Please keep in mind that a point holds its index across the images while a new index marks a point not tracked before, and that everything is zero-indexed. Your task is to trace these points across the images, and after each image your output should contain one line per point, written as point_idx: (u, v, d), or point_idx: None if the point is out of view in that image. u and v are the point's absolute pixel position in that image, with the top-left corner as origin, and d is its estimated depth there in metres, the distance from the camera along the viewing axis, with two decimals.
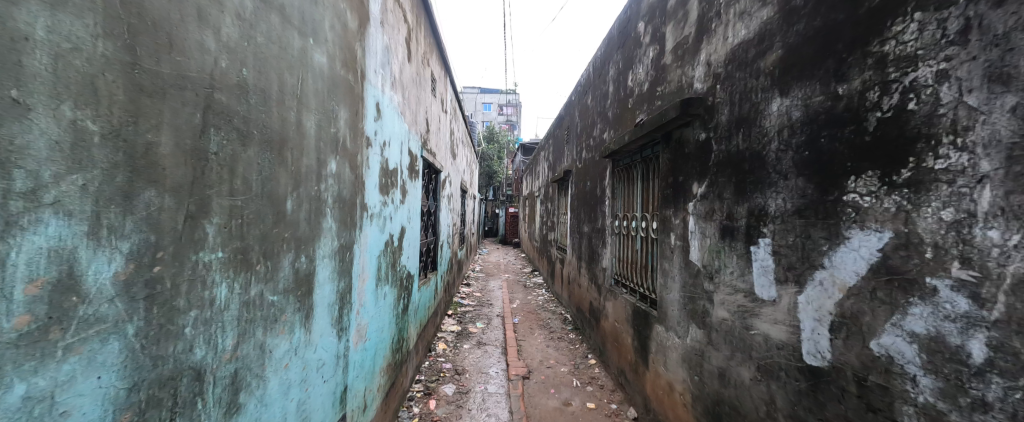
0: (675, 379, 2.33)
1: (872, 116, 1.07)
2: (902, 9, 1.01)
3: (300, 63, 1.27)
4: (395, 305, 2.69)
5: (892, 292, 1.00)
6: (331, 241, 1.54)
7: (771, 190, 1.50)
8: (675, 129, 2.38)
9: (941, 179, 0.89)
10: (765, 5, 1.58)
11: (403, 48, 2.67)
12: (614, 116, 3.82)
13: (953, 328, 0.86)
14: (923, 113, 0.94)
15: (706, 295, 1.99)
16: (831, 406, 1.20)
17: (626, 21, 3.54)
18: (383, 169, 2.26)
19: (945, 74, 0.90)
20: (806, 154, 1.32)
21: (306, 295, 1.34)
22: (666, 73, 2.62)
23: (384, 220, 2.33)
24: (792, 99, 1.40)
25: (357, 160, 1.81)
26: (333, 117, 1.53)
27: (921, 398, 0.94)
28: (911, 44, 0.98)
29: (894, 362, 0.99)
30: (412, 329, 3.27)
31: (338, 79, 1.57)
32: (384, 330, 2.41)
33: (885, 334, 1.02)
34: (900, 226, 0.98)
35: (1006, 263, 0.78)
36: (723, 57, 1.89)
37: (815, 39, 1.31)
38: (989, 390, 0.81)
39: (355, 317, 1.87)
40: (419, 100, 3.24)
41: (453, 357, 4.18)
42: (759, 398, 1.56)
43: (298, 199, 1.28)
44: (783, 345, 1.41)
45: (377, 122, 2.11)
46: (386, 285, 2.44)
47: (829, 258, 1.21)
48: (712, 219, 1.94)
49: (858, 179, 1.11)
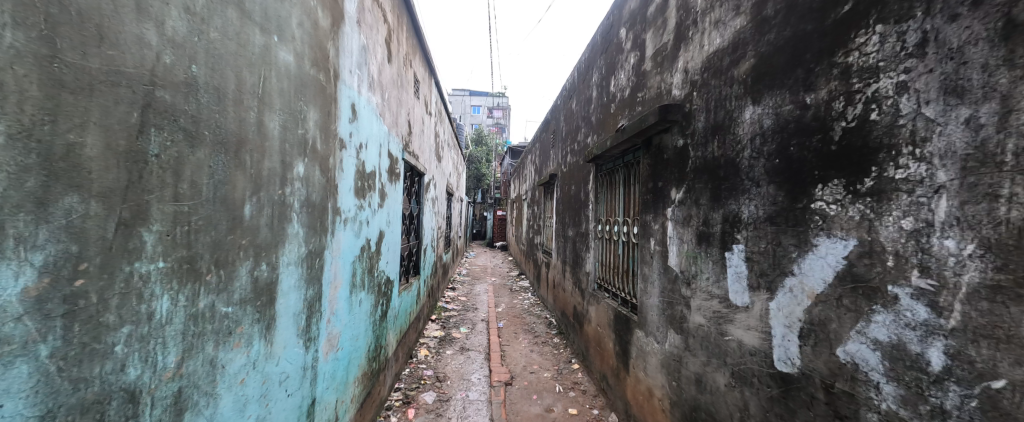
0: (654, 384, 2.34)
1: (838, 126, 1.09)
2: (865, 22, 1.03)
3: (262, 61, 1.21)
4: (373, 312, 2.60)
5: (858, 300, 1.01)
6: (298, 247, 1.47)
7: (744, 196, 1.51)
8: (655, 135, 2.40)
9: (900, 188, 0.91)
10: (740, 14, 1.60)
11: (382, 48, 2.62)
12: (597, 121, 3.84)
13: (913, 336, 0.87)
14: (884, 124, 0.95)
15: (683, 300, 2.00)
16: (801, 413, 1.21)
17: (609, 26, 3.57)
18: (359, 172, 2.20)
19: (902, 85, 0.92)
20: (777, 162, 1.34)
21: (266, 305, 1.27)
22: (646, 80, 2.64)
23: (360, 225, 2.26)
24: (764, 107, 1.42)
25: (329, 162, 1.74)
26: (301, 118, 1.47)
27: (884, 406, 0.94)
28: (873, 56, 1.00)
29: (859, 369, 1.00)
30: (391, 336, 3.17)
31: (307, 78, 1.51)
32: (359, 338, 2.33)
33: (850, 341, 1.02)
34: (864, 235, 0.99)
35: (962, 273, 0.79)
36: (700, 64, 1.91)
37: (785, 49, 1.33)
38: (948, 398, 0.81)
39: (325, 326, 1.79)
40: (400, 101, 3.18)
41: (434, 363, 4.09)
42: (733, 404, 1.56)
43: (258, 204, 1.22)
44: (756, 351, 1.42)
45: (353, 124, 2.05)
46: (362, 292, 2.36)
47: (799, 265, 1.22)
48: (689, 225, 1.96)
49: (825, 187, 1.12)
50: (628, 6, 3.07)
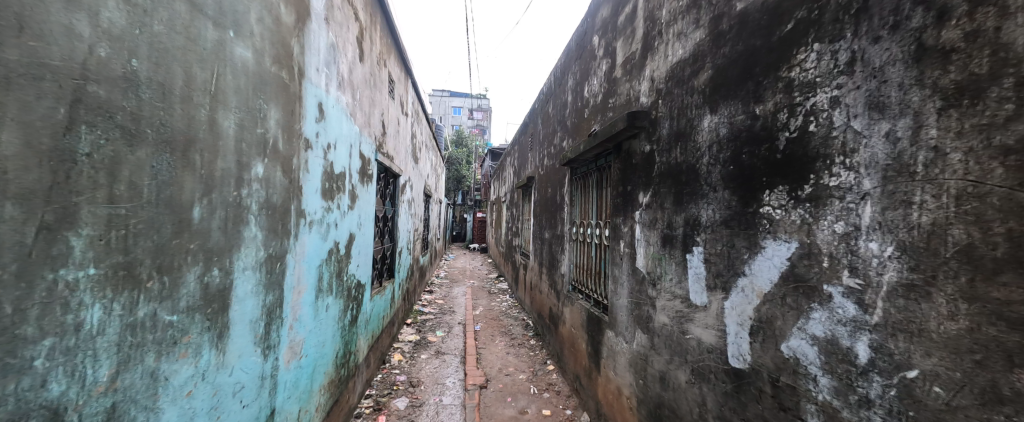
0: (623, 383, 2.39)
1: (783, 136, 1.17)
2: (805, 40, 1.11)
3: (215, 57, 1.17)
4: (342, 317, 2.52)
5: (799, 298, 1.08)
6: (256, 251, 1.41)
7: (703, 201, 1.58)
8: (625, 140, 2.47)
9: (833, 194, 0.98)
10: (700, 27, 1.68)
11: (353, 46, 2.55)
12: (572, 125, 3.91)
13: (845, 331, 0.93)
14: (821, 135, 1.03)
15: (649, 301, 2.07)
16: (751, 406, 1.27)
17: (583, 33, 3.65)
18: (327, 173, 2.13)
19: (834, 99, 0.99)
20: (731, 168, 1.41)
21: (218, 312, 1.22)
22: (617, 87, 2.71)
23: (328, 227, 2.19)
24: (720, 116, 1.49)
25: (293, 163, 1.68)
26: (260, 117, 1.41)
27: (820, 397, 1.01)
28: (811, 72, 1.07)
29: (800, 363, 1.07)
30: (361, 342, 3.08)
31: (267, 75, 1.46)
32: (326, 345, 2.25)
33: (792, 336, 1.10)
34: (804, 238, 1.06)
35: (883, 272, 0.85)
36: (665, 73, 1.99)
37: (738, 62, 1.41)
38: (871, 388, 0.87)
39: (287, 333, 1.72)
40: (373, 101, 3.11)
41: (408, 368, 4.01)
42: (693, 400, 1.63)
43: (210, 206, 1.17)
44: (713, 348, 1.49)
45: (320, 123, 1.98)
46: (330, 297, 2.29)
47: (750, 266, 1.29)
48: (655, 227, 2.03)
49: (772, 193, 1.20)
50: (601, 14, 3.15)
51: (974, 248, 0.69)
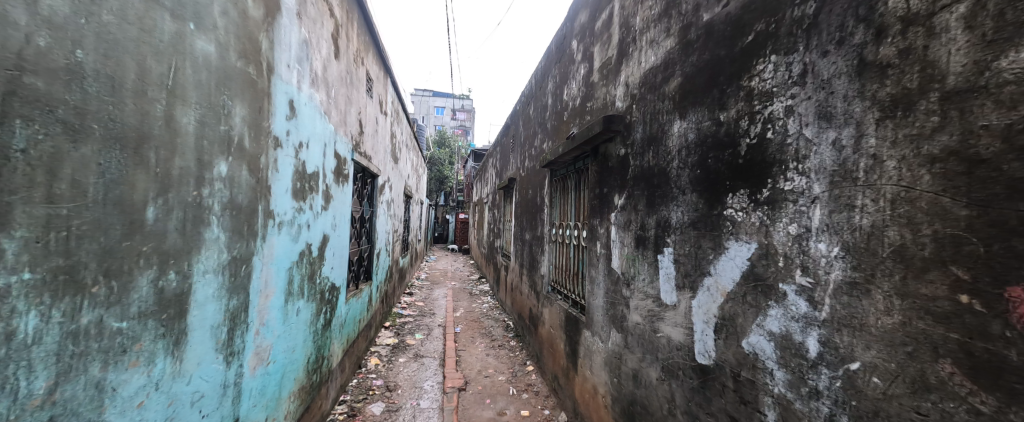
0: (599, 382, 2.43)
1: (743, 142, 1.23)
2: (763, 52, 1.17)
3: (172, 50, 1.13)
4: (314, 321, 2.44)
5: (758, 296, 1.14)
6: (218, 253, 1.36)
7: (673, 203, 1.64)
8: (602, 143, 2.52)
9: (787, 198, 1.04)
10: (670, 36, 1.74)
11: (327, 42, 2.48)
12: (552, 128, 3.94)
13: (797, 326, 0.99)
14: (777, 142, 1.09)
15: (624, 301, 2.11)
16: (714, 401, 1.33)
17: (562, 37, 3.70)
18: (298, 172, 2.06)
19: (788, 108, 1.05)
20: (698, 172, 1.47)
21: (175, 317, 1.17)
22: (594, 91, 2.77)
23: (299, 229, 2.12)
24: (688, 122, 1.55)
25: (260, 162, 1.62)
26: (225, 114, 1.36)
27: (776, 390, 1.06)
28: (769, 82, 1.13)
29: (758, 358, 1.12)
30: (335, 346, 2.99)
31: (233, 70, 1.41)
32: (296, 350, 2.17)
33: (752, 333, 1.15)
34: (762, 239, 1.12)
35: (831, 271, 0.90)
36: (639, 79, 2.05)
37: (704, 71, 1.47)
38: (820, 380, 0.92)
39: (252, 338, 1.65)
40: (349, 99, 3.03)
41: (385, 372, 3.93)
42: (663, 396, 1.68)
43: (165, 207, 1.13)
44: (681, 346, 1.55)
45: (291, 121, 1.92)
46: (301, 300, 2.21)
47: (715, 266, 1.35)
48: (629, 229, 2.08)
49: (735, 196, 1.26)
50: (579, 19, 3.21)
51: (906, 249, 0.74)
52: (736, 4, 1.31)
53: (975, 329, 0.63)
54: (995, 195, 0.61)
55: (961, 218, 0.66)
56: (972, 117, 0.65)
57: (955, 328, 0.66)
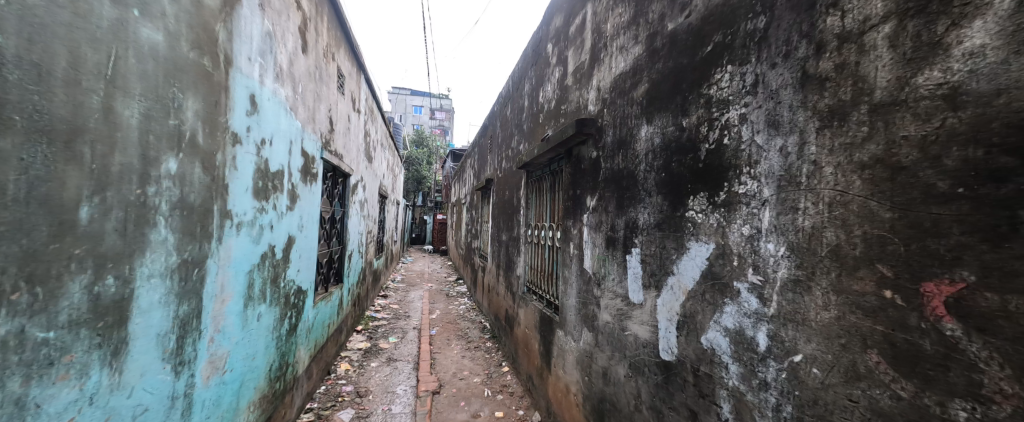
0: (571, 380, 2.47)
1: (703, 147, 1.29)
2: (720, 62, 1.23)
3: (113, 38, 1.07)
4: (278, 326, 2.33)
5: (715, 294, 1.19)
6: (166, 256, 1.28)
7: (641, 205, 1.69)
8: (575, 146, 2.56)
9: (741, 201, 1.10)
10: (638, 43, 1.80)
11: (294, 35, 2.38)
12: (528, 129, 3.97)
13: (749, 322, 1.04)
14: (732, 148, 1.15)
15: (595, 300, 2.16)
16: (676, 395, 1.38)
17: (538, 40, 3.74)
18: (260, 170, 1.96)
19: (742, 116, 1.11)
20: (663, 175, 1.53)
21: (113, 326, 1.11)
22: (568, 94, 2.81)
23: (261, 230, 2.01)
24: (654, 127, 1.61)
25: (216, 159, 1.53)
26: (174, 108, 1.29)
27: (730, 383, 1.11)
28: (726, 91, 1.19)
29: (714, 353, 1.18)
30: (302, 352, 2.87)
31: (185, 62, 1.33)
32: (257, 357, 2.06)
33: (709, 329, 1.21)
34: (720, 239, 1.18)
35: (778, 269, 0.96)
36: (609, 83, 2.10)
37: (669, 78, 1.53)
38: (768, 372, 0.98)
39: (206, 346, 1.55)
40: (318, 95, 2.92)
41: (356, 378, 3.81)
42: (630, 393, 1.73)
43: (103, 206, 1.07)
44: (647, 343, 1.60)
45: (252, 117, 1.83)
46: (263, 305, 2.10)
47: (678, 265, 1.40)
48: (600, 230, 2.12)
49: (695, 198, 1.31)
50: (554, 23, 3.25)
51: (841, 248, 0.80)
52: (696, 15, 1.37)
53: (896, 321, 0.69)
54: (912, 199, 0.67)
55: (885, 220, 0.71)
56: (895, 128, 0.71)
57: (881, 321, 0.72)
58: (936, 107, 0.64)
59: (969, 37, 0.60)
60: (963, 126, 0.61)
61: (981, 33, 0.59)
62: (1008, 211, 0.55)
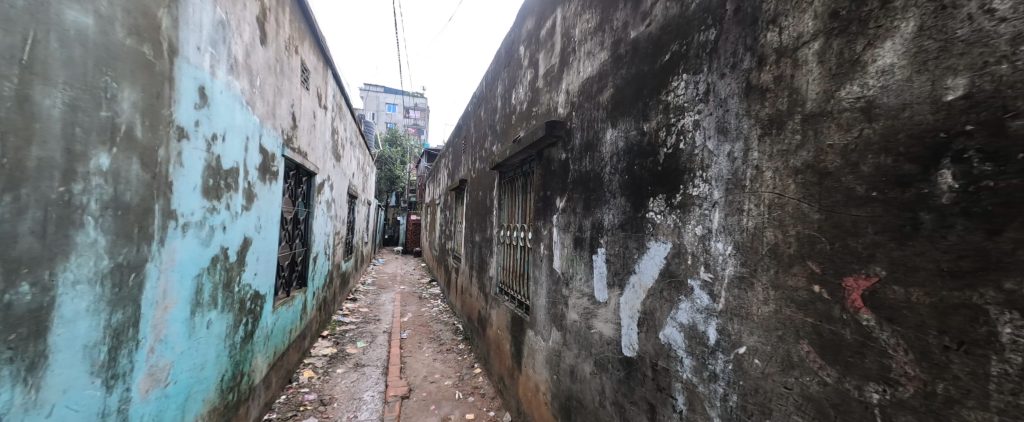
0: (541, 380, 2.49)
1: (662, 151, 1.34)
2: (677, 70, 1.29)
3: (29, 19, 1.00)
4: (231, 334, 2.19)
5: (671, 291, 1.25)
6: (96, 260, 1.19)
7: (606, 206, 1.74)
8: (546, 147, 2.59)
9: (694, 202, 1.16)
10: (603, 49, 1.86)
11: (251, 25, 2.25)
12: (501, 130, 3.98)
13: (700, 317, 1.10)
14: (687, 152, 1.21)
15: (564, 300, 2.20)
16: (636, 390, 1.43)
17: (511, 42, 3.76)
18: (211, 167, 1.84)
19: (695, 122, 1.17)
20: (626, 177, 1.58)
21: (28, 338, 1.01)
22: (539, 96, 2.83)
23: (211, 231, 1.88)
24: (618, 131, 1.66)
25: (158, 155, 1.42)
26: (106, 99, 1.20)
27: (684, 376, 1.17)
28: (682, 98, 1.25)
29: (671, 348, 1.23)
30: (259, 361, 2.71)
31: (120, 49, 1.23)
32: (207, 368, 1.93)
33: (666, 325, 1.26)
34: (676, 239, 1.23)
35: (725, 267, 1.02)
36: (578, 87, 2.15)
37: (631, 84, 1.59)
38: (717, 364, 1.04)
39: (145, 357, 1.43)
40: (279, 89, 2.78)
41: (320, 385, 3.64)
42: (595, 389, 1.77)
43: (16, 204, 0.98)
44: (610, 340, 1.65)
45: (201, 110, 1.70)
46: (213, 311, 1.96)
47: (639, 264, 1.45)
48: (569, 230, 2.16)
49: (655, 200, 1.37)
50: (526, 26, 3.28)
51: (779, 247, 0.87)
52: (656, 25, 1.43)
53: (823, 313, 0.76)
54: (836, 202, 0.73)
55: (814, 221, 0.78)
56: (823, 137, 0.77)
57: (811, 313, 0.78)
58: (855, 119, 0.71)
59: (881, 56, 0.67)
60: (876, 136, 0.67)
61: (888, 53, 0.66)
62: (911, 213, 0.61)
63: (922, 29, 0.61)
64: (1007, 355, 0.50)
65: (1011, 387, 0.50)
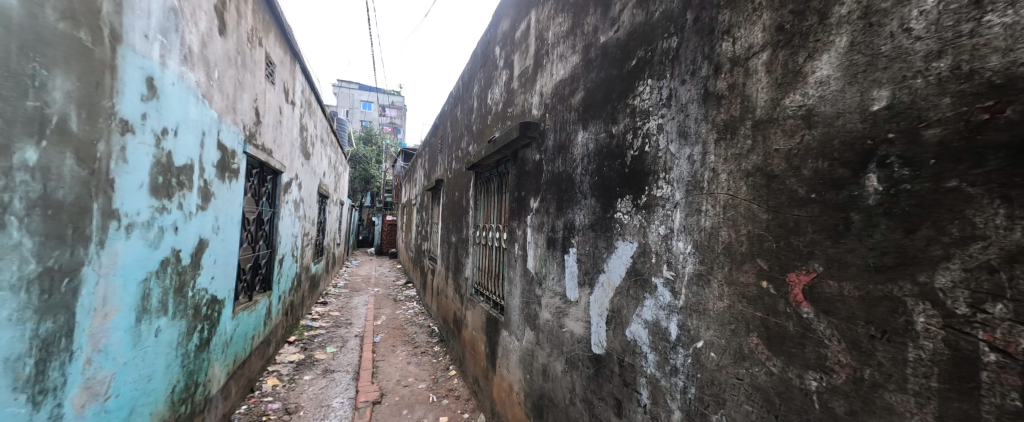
0: (514, 379, 2.50)
1: (629, 154, 1.39)
2: (642, 76, 1.33)
3: None
4: (184, 342, 2.04)
5: (637, 289, 1.29)
6: (19, 262, 1.09)
7: (577, 207, 1.77)
8: (521, 148, 2.61)
9: (658, 203, 1.20)
10: (575, 53, 1.89)
11: (209, 13, 2.12)
12: (477, 130, 3.96)
13: (663, 314, 1.14)
14: (652, 155, 1.25)
15: (537, 299, 2.22)
16: (604, 386, 1.47)
17: (486, 43, 3.75)
18: (161, 163, 1.71)
19: (659, 126, 1.21)
20: (596, 178, 1.61)
21: None
22: (514, 97, 2.85)
23: (161, 232, 1.75)
24: (589, 133, 1.70)
25: (98, 150, 1.32)
26: (35, 87, 1.11)
27: (649, 371, 1.21)
28: (647, 103, 1.29)
29: (636, 344, 1.27)
30: (216, 370, 2.55)
31: (52, 34, 1.15)
32: (155, 378, 1.79)
33: (632, 322, 1.30)
34: (642, 239, 1.27)
35: (686, 265, 1.06)
36: (551, 89, 2.17)
37: (601, 88, 1.63)
38: (677, 358, 1.08)
39: (81, 369, 1.32)
40: (240, 82, 2.63)
41: (285, 393, 3.48)
42: (566, 387, 1.80)
43: None
44: (581, 338, 1.68)
45: (150, 102, 1.59)
46: (163, 318, 1.83)
47: (607, 264, 1.49)
48: (542, 231, 2.18)
49: (623, 201, 1.40)
50: (501, 27, 3.29)
51: (732, 246, 0.91)
52: (623, 31, 1.48)
53: (770, 307, 0.81)
54: (781, 203, 0.79)
55: (763, 221, 0.83)
56: (770, 142, 0.83)
57: (760, 307, 0.83)
58: (797, 125, 0.76)
59: (819, 68, 0.72)
60: (814, 143, 0.73)
61: (826, 66, 0.71)
62: (843, 213, 0.67)
63: (853, 45, 0.67)
64: (921, 341, 0.56)
65: (924, 371, 0.55)
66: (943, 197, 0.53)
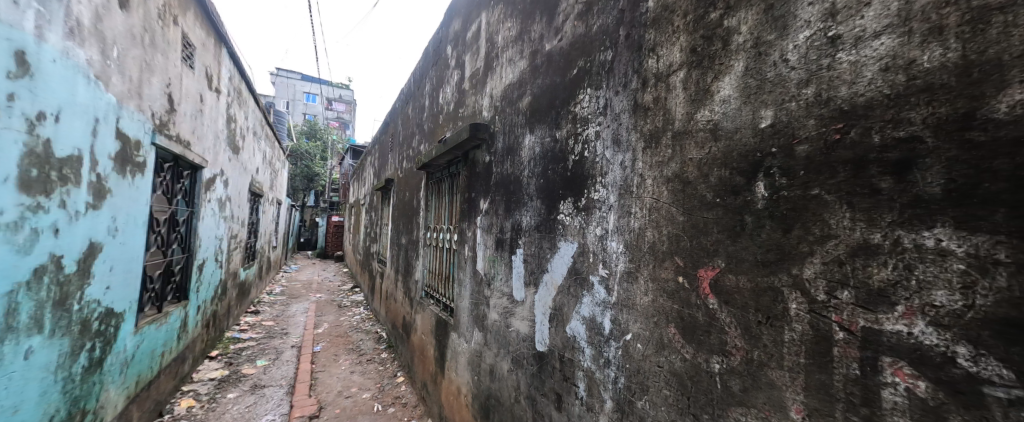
0: (462, 382, 2.48)
1: (570, 158, 1.45)
2: (582, 84, 1.41)
3: None
4: (67, 364, 1.74)
5: (576, 287, 1.35)
6: None
7: (524, 208, 1.81)
8: (471, 149, 2.60)
9: (595, 206, 1.27)
10: (523, 58, 1.93)
11: None
12: (429, 129, 3.87)
13: (599, 309, 1.21)
14: (590, 160, 1.32)
15: (485, 300, 2.22)
16: (546, 382, 1.51)
17: (438, 41, 3.69)
18: (36, 153, 1.45)
19: (597, 133, 1.29)
20: (541, 181, 1.66)
21: None
22: (465, 98, 2.83)
23: (34, 235, 1.48)
24: (535, 137, 1.75)
25: None
26: None
27: (586, 364, 1.27)
28: (586, 110, 1.37)
29: (575, 340, 1.33)
30: (112, 394, 2.19)
31: None
32: (24, 410, 1.50)
33: (572, 319, 1.36)
34: (581, 239, 1.34)
35: (618, 264, 1.14)
36: (500, 92, 2.20)
37: (546, 94, 1.68)
38: (609, 350, 1.16)
39: None
40: (148, 63, 2.30)
41: (204, 415, 3.10)
42: (511, 385, 1.83)
43: None
44: (526, 336, 1.72)
45: (19, 81, 1.34)
46: (37, 337, 1.54)
47: (551, 263, 1.54)
48: (491, 232, 2.19)
49: (565, 203, 1.46)
50: (453, 27, 3.25)
51: (656, 245, 1.00)
52: (566, 41, 1.54)
53: (685, 299, 0.90)
54: (693, 206, 0.88)
55: (680, 222, 0.92)
56: (685, 152, 0.92)
57: (676, 300, 0.92)
58: (706, 138, 0.86)
59: (722, 88, 0.83)
60: (719, 153, 0.83)
61: (727, 86, 0.82)
62: (739, 216, 0.76)
63: (747, 70, 0.77)
64: (794, 324, 0.66)
65: (796, 349, 0.65)
66: (809, 203, 0.64)
